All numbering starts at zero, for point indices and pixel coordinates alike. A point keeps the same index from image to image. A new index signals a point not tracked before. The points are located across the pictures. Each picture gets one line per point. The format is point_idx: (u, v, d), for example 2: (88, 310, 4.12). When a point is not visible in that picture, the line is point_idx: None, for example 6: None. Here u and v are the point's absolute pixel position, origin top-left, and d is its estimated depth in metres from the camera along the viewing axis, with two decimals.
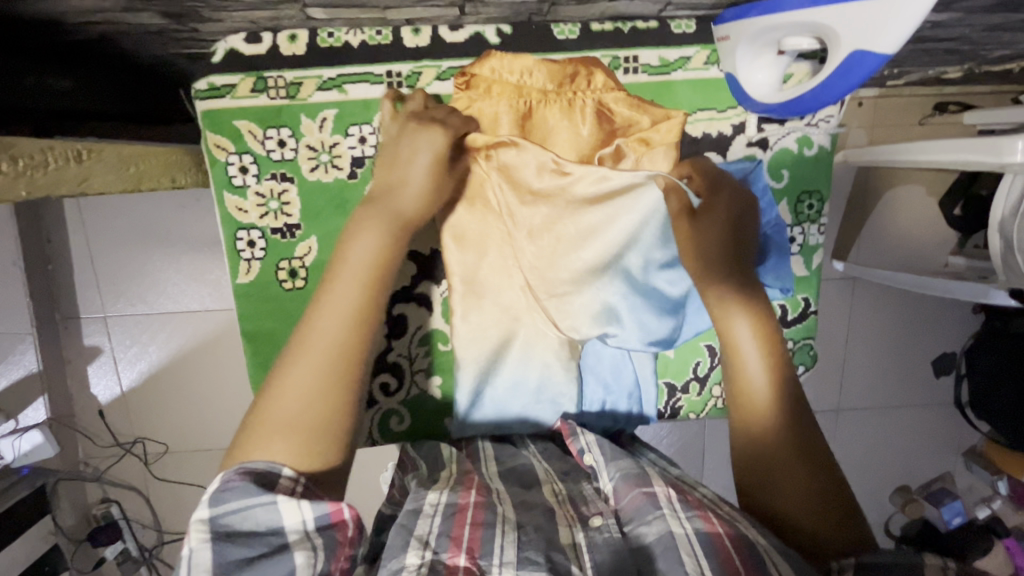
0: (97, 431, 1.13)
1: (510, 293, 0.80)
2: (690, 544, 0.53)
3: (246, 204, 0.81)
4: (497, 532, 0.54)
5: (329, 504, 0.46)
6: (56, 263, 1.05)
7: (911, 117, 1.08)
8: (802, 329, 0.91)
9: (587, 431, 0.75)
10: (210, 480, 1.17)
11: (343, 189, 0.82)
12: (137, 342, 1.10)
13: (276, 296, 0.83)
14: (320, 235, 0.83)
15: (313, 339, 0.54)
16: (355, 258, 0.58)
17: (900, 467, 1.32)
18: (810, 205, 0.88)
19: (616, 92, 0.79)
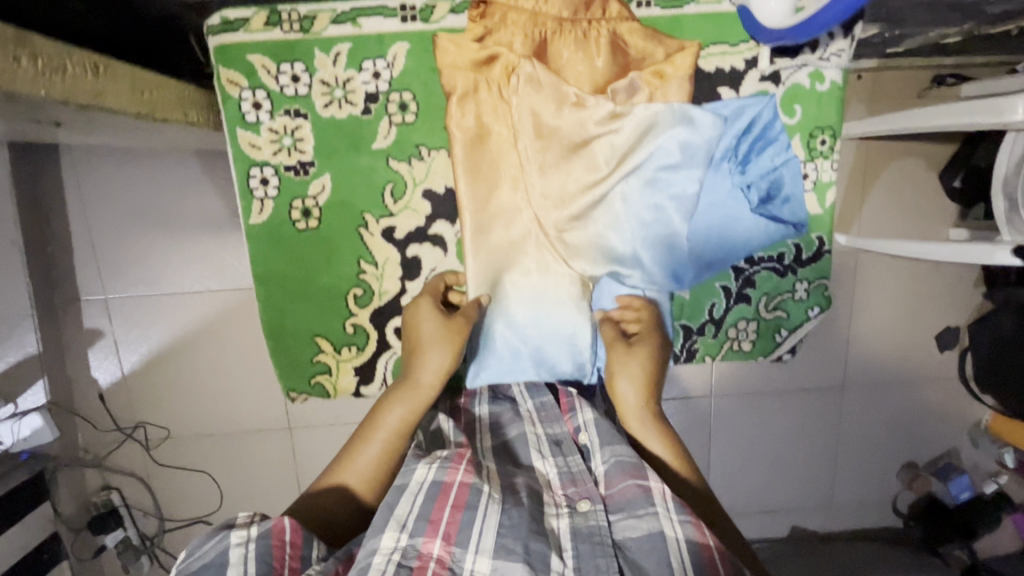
0: (98, 414, 1.11)
1: (525, 224, 0.88)
2: (681, 552, 0.60)
3: (258, 140, 0.86)
4: (479, 513, 0.62)
5: (271, 521, 0.61)
6: (55, 244, 1.04)
7: (909, 91, 1.09)
8: (815, 270, 0.95)
9: (586, 410, 0.80)
10: (213, 464, 1.16)
11: (358, 127, 0.87)
12: (138, 325, 1.08)
13: (290, 235, 0.90)
14: (332, 173, 0.88)
15: (345, 476, 0.74)
16: (397, 417, 0.78)
17: (910, 446, 1.31)
18: (823, 140, 0.89)
19: (631, 23, 0.83)
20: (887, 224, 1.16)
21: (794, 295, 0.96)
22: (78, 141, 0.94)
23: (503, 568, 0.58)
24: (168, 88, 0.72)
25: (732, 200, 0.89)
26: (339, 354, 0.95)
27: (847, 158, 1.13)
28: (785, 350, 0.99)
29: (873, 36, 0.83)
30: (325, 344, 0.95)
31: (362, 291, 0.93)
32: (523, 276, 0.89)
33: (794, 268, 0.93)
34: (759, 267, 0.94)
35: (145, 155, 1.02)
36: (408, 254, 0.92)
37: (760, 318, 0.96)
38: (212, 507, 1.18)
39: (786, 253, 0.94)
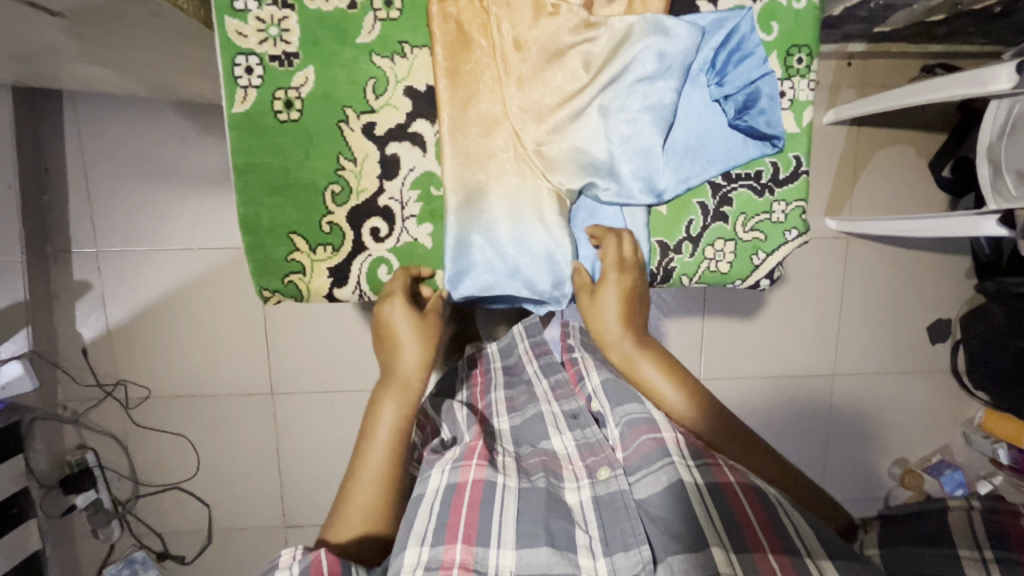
0: (80, 369, 1.10)
1: (501, 142, 0.71)
2: (702, 494, 0.57)
3: (246, 29, 0.66)
4: (497, 505, 0.60)
5: (308, 555, 0.53)
6: (53, 194, 1.05)
7: (899, 79, 1.11)
8: (796, 190, 0.78)
9: (594, 375, 0.79)
10: (193, 428, 1.14)
11: (341, 17, 0.67)
12: (126, 279, 1.08)
13: (272, 132, 0.68)
14: (321, 66, 0.68)
15: (354, 505, 0.61)
16: (382, 431, 0.66)
17: (901, 441, 1.28)
18: (799, 59, 0.73)
19: None
20: (875, 210, 1.17)
21: (771, 217, 0.78)
22: (81, 87, 0.96)
23: (528, 556, 0.56)
24: None
25: (709, 117, 0.73)
26: (313, 255, 0.73)
27: (836, 142, 1.14)
28: (763, 276, 0.81)
29: (858, 6, 0.85)
30: (300, 242, 0.72)
31: (340, 188, 0.71)
32: (497, 199, 0.71)
33: (772, 188, 0.77)
34: (736, 183, 0.76)
35: (147, 109, 1.04)
36: (385, 153, 0.71)
37: (737, 239, 0.79)
38: (187, 473, 1.16)
39: (764, 170, 0.77)
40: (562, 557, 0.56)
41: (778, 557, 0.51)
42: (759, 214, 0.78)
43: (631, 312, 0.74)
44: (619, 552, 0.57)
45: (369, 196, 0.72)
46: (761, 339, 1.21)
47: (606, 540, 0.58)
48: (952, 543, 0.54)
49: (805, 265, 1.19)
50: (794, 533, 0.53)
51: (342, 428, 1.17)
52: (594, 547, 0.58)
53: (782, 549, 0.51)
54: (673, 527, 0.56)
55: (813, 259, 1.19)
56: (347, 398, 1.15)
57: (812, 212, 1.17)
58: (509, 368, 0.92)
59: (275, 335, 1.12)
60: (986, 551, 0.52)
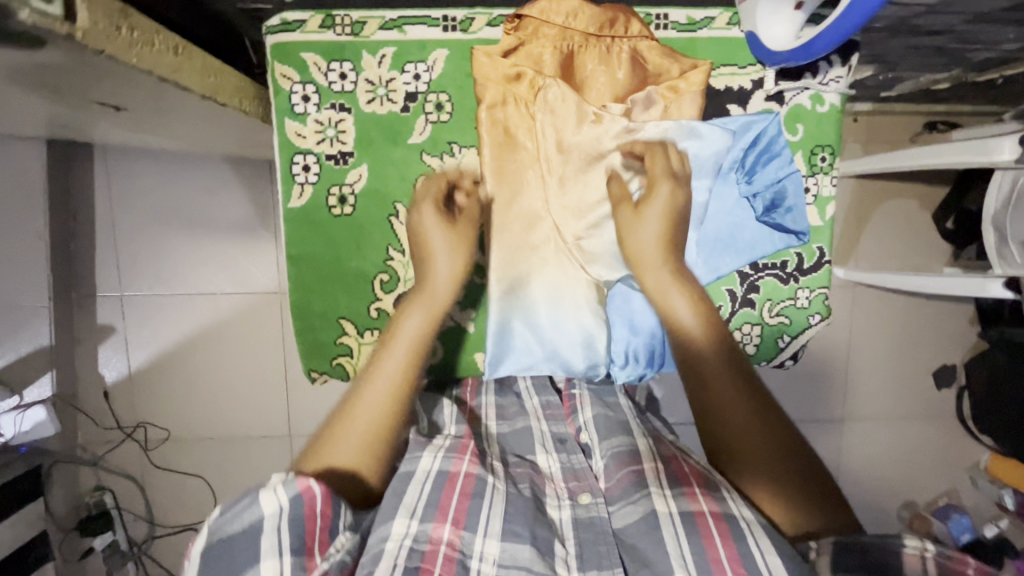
0: (100, 412, 1.11)
1: (544, 235, 0.83)
2: (674, 522, 0.57)
3: (304, 129, 0.81)
4: (485, 504, 0.58)
5: (299, 483, 0.50)
6: (79, 241, 1.07)
7: (903, 135, 1.15)
8: (817, 278, 0.87)
9: (585, 407, 0.78)
10: (209, 470, 1.15)
11: (396, 123, 0.82)
12: (150, 323, 1.10)
13: (324, 221, 0.83)
14: (370, 164, 0.83)
15: (359, 408, 0.62)
16: (405, 337, 0.67)
17: (907, 484, 1.30)
18: (822, 158, 0.83)
19: (650, 41, 0.79)
20: (880, 260, 1.20)
21: (795, 301, 0.87)
22: (113, 141, 0.99)
23: (510, 551, 0.55)
24: (228, 75, 0.70)
25: (741, 209, 0.82)
26: (361, 339, 0.87)
27: (842, 195, 1.18)
28: (788, 356, 0.90)
29: (867, 78, 0.86)
30: (349, 326, 0.86)
31: (388, 276, 0.85)
32: (536, 283, 0.84)
33: (797, 276, 0.86)
34: (763, 273, 0.86)
35: (176, 161, 1.06)
36: None
37: (764, 323, 0.88)
38: (201, 515, 1.16)
39: (789, 260, 0.86)
40: (542, 562, 0.54)
41: None
42: (784, 298, 0.87)
43: (670, 236, 0.75)
44: (593, 570, 0.56)
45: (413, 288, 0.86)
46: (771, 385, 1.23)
47: (581, 556, 0.57)
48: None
49: None
50: (759, 561, 0.51)
51: None
52: (569, 561, 0.56)
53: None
54: (648, 556, 0.55)
55: None
56: None
57: None
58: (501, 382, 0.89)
59: (294, 377, 1.14)
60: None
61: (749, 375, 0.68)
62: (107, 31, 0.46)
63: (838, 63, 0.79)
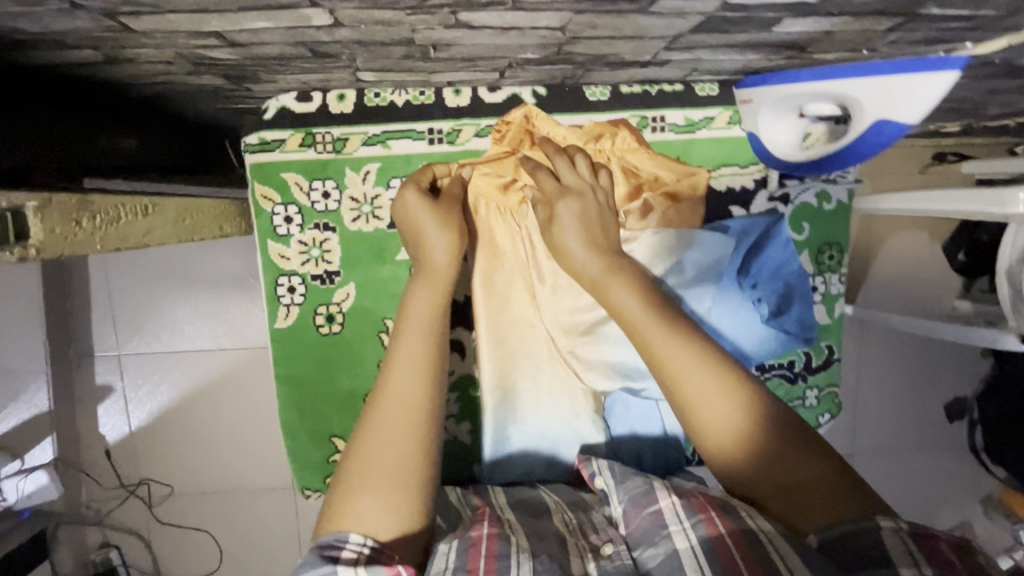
0: (103, 471, 1.11)
1: (538, 343, 0.80)
2: (695, 558, 0.53)
3: (288, 252, 0.82)
4: (512, 563, 0.54)
5: (385, 570, 0.47)
6: (75, 301, 1.06)
7: (912, 166, 1.11)
8: (826, 377, 0.89)
9: (600, 458, 0.74)
10: (215, 523, 1.15)
11: (382, 239, 0.82)
12: (149, 381, 1.09)
13: (312, 341, 0.84)
14: (358, 282, 0.83)
15: (389, 397, 0.58)
16: (416, 314, 0.64)
17: (918, 514, 1.28)
18: (830, 256, 0.87)
19: (642, 152, 0.80)
20: (890, 296, 1.17)
21: (805, 402, 0.88)
22: None
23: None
24: (209, 208, 0.74)
25: (746, 314, 0.73)
26: None
27: None
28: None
29: None
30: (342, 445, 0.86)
31: None
32: (531, 385, 0.80)
33: (804, 375, 0.87)
34: (771, 372, 0.87)
35: None
36: None
37: None
38: (210, 567, 1.16)
39: (796, 360, 0.88)
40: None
41: None
42: (794, 399, 0.88)
43: (589, 215, 0.67)
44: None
45: None
46: None
47: None
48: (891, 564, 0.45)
49: None
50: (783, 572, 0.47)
51: None
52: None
53: None
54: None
55: None
56: None
57: None
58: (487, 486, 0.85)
59: None
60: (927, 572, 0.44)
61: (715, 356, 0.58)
62: (64, 236, 0.47)
63: None
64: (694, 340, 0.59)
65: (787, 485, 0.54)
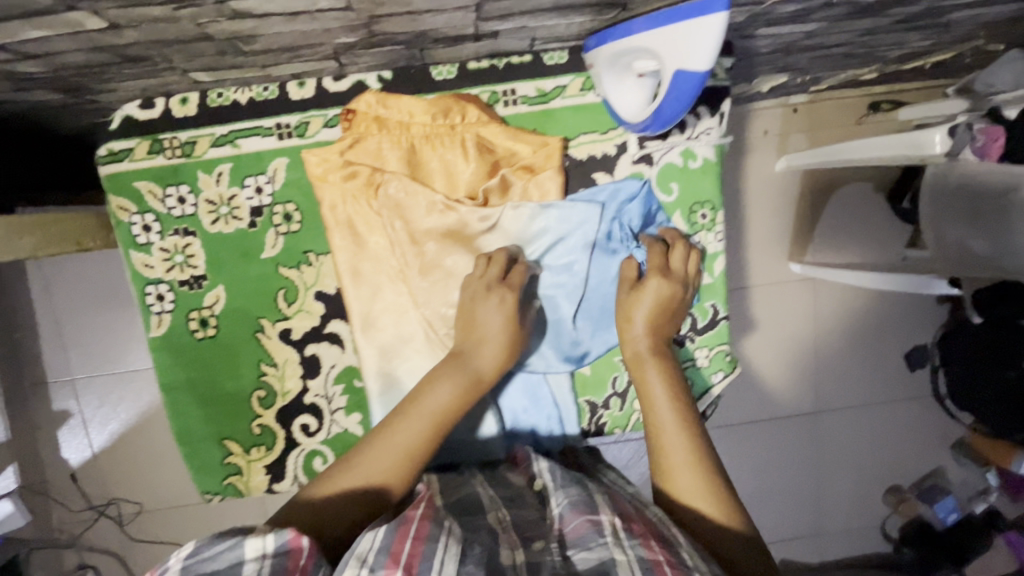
0: (70, 495, 1.12)
1: (413, 327, 0.80)
2: (632, 568, 0.54)
3: (152, 260, 0.79)
4: (436, 547, 0.54)
5: (289, 534, 0.50)
6: (22, 330, 1.07)
7: (849, 117, 1.10)
8: (716, 335, 0.87)
9: (541, 458, 0.76)
10: (189, 537, 1.16)
11: (245, 240, 0.80)
12: (105, 403, 1.10)
13: (189, 346, 0.81)
14: (227, 284, 0.80)
15: (395, 431, 0.65)
16: (438, 403, 0.68)
17: (891, 466, 1.28)
18: (704, 215, 0.84)
19: (495, 125, 0.78)
20: (839, 246, 1.16)
21: (695, 363, 0.86)
22: None
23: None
24: (62, 225, 0.80)
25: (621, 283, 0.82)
26: (247, 455, 0.83)
27: (791, 187, 1.14)
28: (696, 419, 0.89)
29: (785, 83, 0.83)
30: (235, 446, 0.83)
31: (265, 392, 0.82)
32: (409, 371, 0.80)
33: (692, 336, 0.86)
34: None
35: None
36: (305, 353, 0.82)
37: None
38: None
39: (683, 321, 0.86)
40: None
41: None
42: (683, 360, 0.86)
43: (664, 318, 0.78)
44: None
45: (295, 395, 0.82)
46: (739, 382, 1.21)
47: None
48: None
49: (773, 310, 1.18)
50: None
51: None
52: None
53: None
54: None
55: (782, 302, 1.18)
56: None
57: (775, 258, 1.16)
58: None
59: None
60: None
61: (698, 427, 0.69)
62: None
63: (705, 117, 0.80)
64: (689, 416, 0.69)
65: (708, 536, 0.62)
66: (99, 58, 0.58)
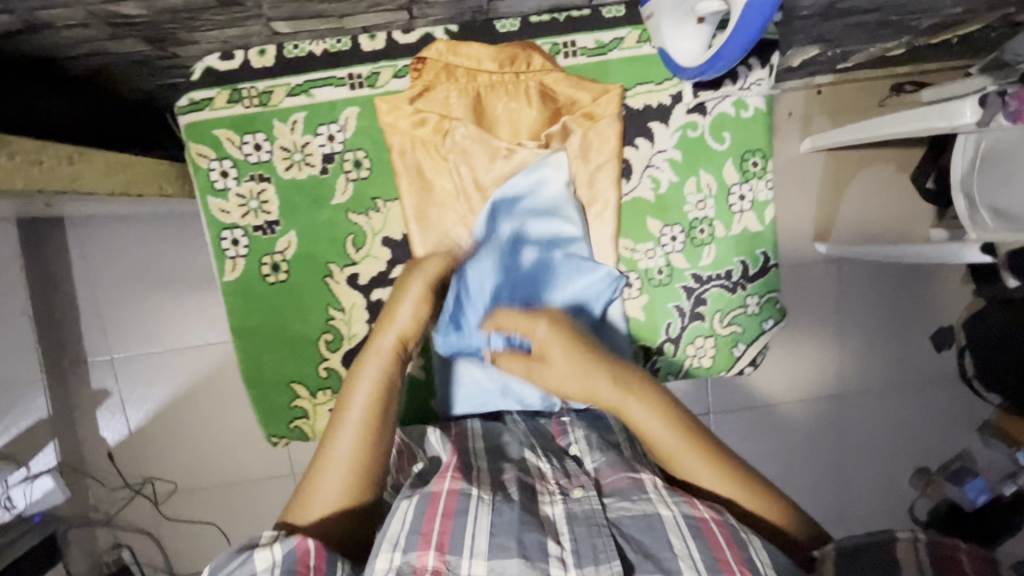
0: (106, 473, 1.14)
1: None
2: (678, 525, 0.64)
3: (228, 205, 0.89)
4: (474, 516, 0.63)
5: (292, 542, 0.62)
6: (63, 310, 1.09)
7: (872, 99, 1.12)
8: (763, 284, 0.95)
9: (578, 428, 0.84)
10: (221, 516, 1.17)
11: (317, 185, 0.89)
12: (142, 382, 1.12)
13: (261, 289, 0.91)
14: (298, 229, 0.90)
15: (336, 452, 0.69)
16: (358, 406, 0.72)
17: (918, 448, 1.27)
18: (755, 162, 0.92)
19: (555, 73, 0.87)
20: (863, 226, 1.17)
21: (746, 309, 0.96)
22: (82, 211, 1.01)
23: (499, 567, 0.59)
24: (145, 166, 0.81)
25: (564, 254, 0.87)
26: (313, 400, 0.93)
27: (816, 169, 1.15)
28: (747, 364, 0.97)
29: (815, 57, 0.86)
30: (301, 390, 0.93)
31: (332, 335, 0.92)
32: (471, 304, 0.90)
33: (743, 283, 0.95)
34: (708, 284, 0.94)
35: (143, 221, 1.08)
36: (372, 298, 0.92)
37: (716, 333, 0.96)
38: None
39: (734, 269, 0.94)
40: (533, 569, 0.59)
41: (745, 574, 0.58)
42: (735, 307, 0.95)
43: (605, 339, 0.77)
44: (590, 566, 0.60)
45: (360, 337, 0.93)
46: (764, 363, 1.22)
47: (578, 551, 0.61)
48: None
49: (797, 291, 1.19)
50: (759, 565, 0.60)
51: None
52: (566, 559, 0.61)
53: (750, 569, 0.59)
54: (649, 549, 0.63)
55: (807, 283, 1.19)
56: None
57: (800, 238, 1.17)
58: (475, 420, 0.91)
59: None
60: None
61: (695, 431, 0.74)
62: None
63: (757, 69, 0.87)
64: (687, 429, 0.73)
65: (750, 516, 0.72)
66: (198, 2, 0.64)
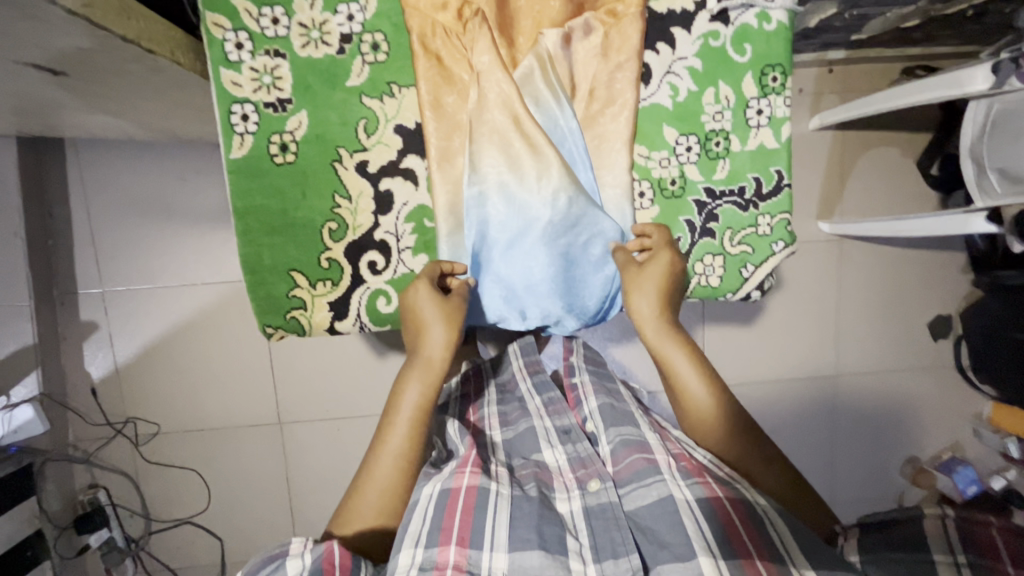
0: (90, 408, 1.11)
1: (490, 156, 0.81)
2: (692, 510, 0.58)
3: (240, 78, 0.78)
4: (489, 511, 0.59)
5: (321, 547, 0.55)
6: (58, 238, 1.07)
7: (881, 81, 1.13)
8: (779, 204, 0.87)
9: (591, 398, 0.79)
10: (203, 463, 1.15)
11: (333, 66, 0.79)
12: (134, 319, 1.10)
13: (269, 172, 0.80)
14: (311, 110, 0.79)
15: (384, 451, 0.68)
16: (408, 407, 0.71)
17: (910, 437, 1.26)
18: (774, 78, 0.84)
19: None
20: (868, 208, 1.18)
21: (757, 230, 0.88)
22: (85, 134, 1.00)
23: (520, 559, 0.55)
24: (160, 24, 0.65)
25: (579, 219, 0.82)
26: (313, 291, 0.84)
27: (824, 147, 1.16)
28: (753, 288, 0.89)
29: (833, 17, 0.88)
30: (301, 278, 0.84)
31: (337, 225, 0.83)
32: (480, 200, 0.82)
33: (756, 202, 0.87)
34: (721, 201, 0.87)
35: (145, 152, 1.06)
36: (379, 188, 0.83)
37: (726, 253, 0.88)
38: (199, 507, 1.16)
39: (747, 185, 0.87)
40: (553, 560, 0.55)
41: (765, 565, 0.52)
42: (746, 227, 0.87)
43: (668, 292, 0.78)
44: (608, 560, 0.57)
45: (365, 231, 0.84)
46: (761, 342, 1.21)
47: (595, 546, 0.58)
48: (926, 548, 0.53)
49: (798, 271, 1.19)
50: (774, 536, 0.55)
51: (347, 457, 1.17)
52: (584, 553, 0.57)
53: (770, 558, 0.53)
54: (664, 537, 0.57)
55: (808, 264, 1.19)
56: (355, 423, 1.16)
57: (803, 216, 1.17)
58: (502, 387, 0.90)
59: (281, 360, 1.13)
60: (960, 556, 0.52)
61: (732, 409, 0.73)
62: None
63: None
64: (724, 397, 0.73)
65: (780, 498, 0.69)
66: None
